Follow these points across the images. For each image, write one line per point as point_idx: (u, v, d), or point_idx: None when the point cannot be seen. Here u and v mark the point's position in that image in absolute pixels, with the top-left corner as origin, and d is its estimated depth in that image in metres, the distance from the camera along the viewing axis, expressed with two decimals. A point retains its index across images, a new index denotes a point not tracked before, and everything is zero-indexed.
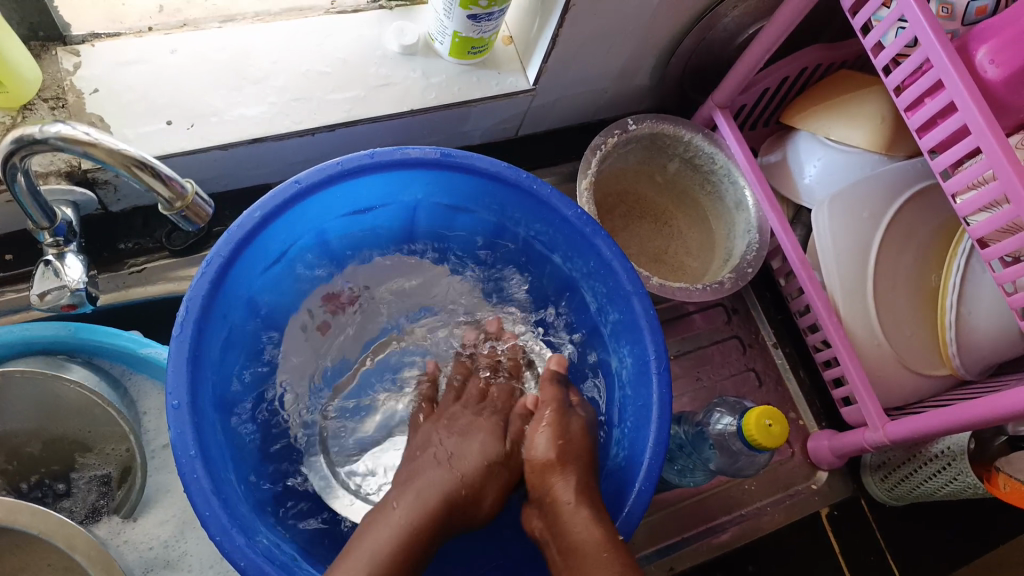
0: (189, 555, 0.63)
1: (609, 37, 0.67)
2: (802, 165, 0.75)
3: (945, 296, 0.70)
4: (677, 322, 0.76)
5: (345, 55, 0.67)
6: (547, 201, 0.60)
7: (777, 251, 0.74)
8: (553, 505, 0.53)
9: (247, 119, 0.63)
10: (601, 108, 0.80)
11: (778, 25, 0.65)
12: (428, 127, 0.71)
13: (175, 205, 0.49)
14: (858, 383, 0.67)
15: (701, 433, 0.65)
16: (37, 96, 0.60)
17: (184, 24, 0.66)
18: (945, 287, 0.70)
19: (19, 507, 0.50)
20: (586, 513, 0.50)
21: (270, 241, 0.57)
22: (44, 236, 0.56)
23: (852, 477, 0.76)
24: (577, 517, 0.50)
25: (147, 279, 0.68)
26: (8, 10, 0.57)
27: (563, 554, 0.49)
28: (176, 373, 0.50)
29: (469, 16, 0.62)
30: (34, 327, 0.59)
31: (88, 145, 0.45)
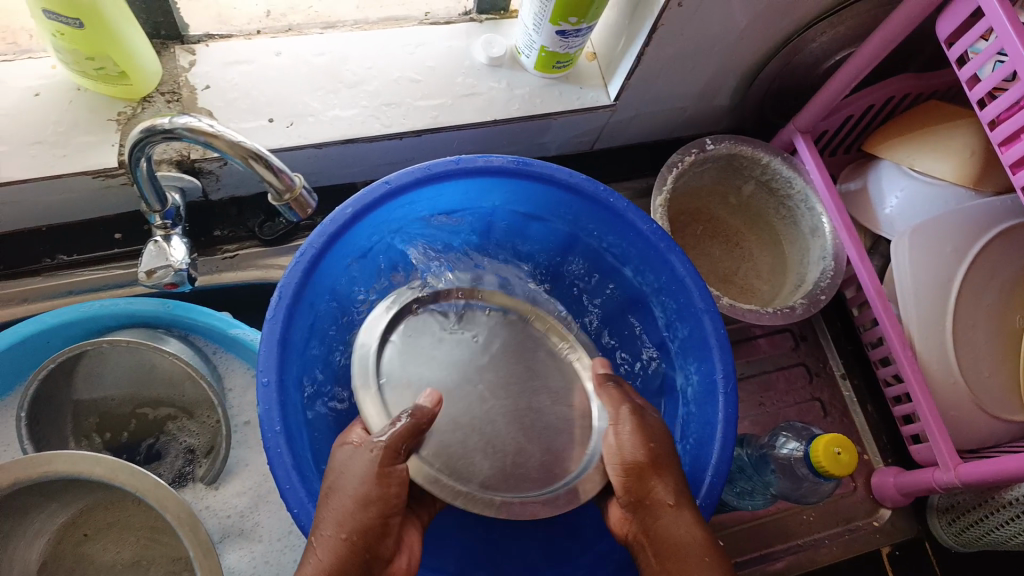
0: (260, 526, 0.67)
1: (693, 57, 0.68)
2: (883, 195, 0.74)
3: None
4: (742, 345, 0.76)
5: (435, 64, 0.70)
6: (622, 215, 0.62)
7: (852, 280, 0.73)
8: (650, 510, 0.50)
9: (341, 120, 0.67)
10: (679, 127, 0.81)
11: (869, 52, 0.64)
12: (508, 137, 0.74)
13: (283, 197, 0.53)
14: (930, 421, 0.65)
15: (764, 457, 0.65)
16: (155, 90, 0.65)
17: (289, 29, 0.70)
18: None
19: (119, 466, 0.53)
20: (688, 515, 0.49)
21: (358, 237, 0.61)
22: (154, 218, 0.61)
23: (917, 518, 0.74)
24: (680, 518, 0.49)
25: (236, 264, 0.72)
26: (137, 10, 0.62)
27: (660, 559, 0.48)
28: (267, 354, 0.53)
29: (557, 31, 0.64)
30: (138, 302, 0.65)
31: (211, 136, 0.49)
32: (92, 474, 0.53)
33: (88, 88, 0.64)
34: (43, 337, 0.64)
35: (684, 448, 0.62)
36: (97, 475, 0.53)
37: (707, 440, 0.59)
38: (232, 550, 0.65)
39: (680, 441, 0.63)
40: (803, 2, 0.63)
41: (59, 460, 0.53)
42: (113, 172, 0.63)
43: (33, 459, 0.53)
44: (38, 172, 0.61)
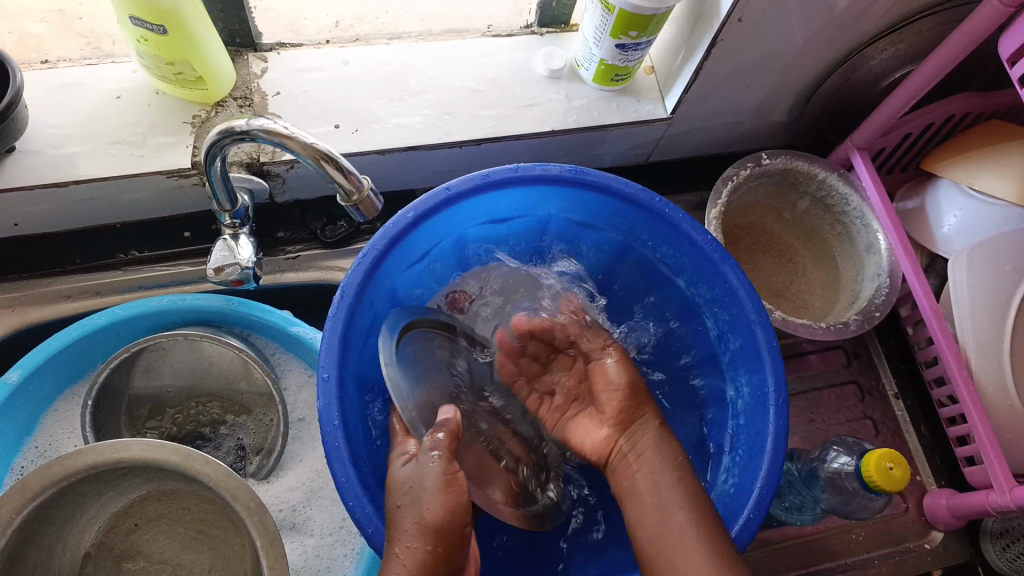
0: (313, 521, 0.68)
1: (750, 72, 0.68)
2: (941, 215, 0.73)
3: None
4: (794, 360, 0.76)
5: (496, 75, 0.72)
6: (677, 225, 0.62)
7: (907, 298, 0.73)
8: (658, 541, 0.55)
9: (404, 128, 0.69)
10: (733, 142, 0.82)
11: (929, 70, 0.64)
12: (565, 148, 0.75)
13: (352, 198, 0.53)
14: (985, 443, 0.64)
15: (814, 471, 0.65)
16: (228, 95, 0.68)
17: (356, 39, 0.73)
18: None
19: (193, 455, 0.56)
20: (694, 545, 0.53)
21: (417, 240, 0.62)
22: (225, 218, 0.63)
23: (970, 542, 0.72)
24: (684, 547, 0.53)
25: (299, 265, 0.74)
26: (216, 18, 0.65)
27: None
28: (329, 350, 0.54)
29: (617, 45, 0.65)
30: (202, 299, 0.67)
31: (285, 137, 0.51)
32: (166, 462, 0.55)
33: (166, 92, 0.67)
34: (111, 330, 0.67)
35: (733, 460, 0.61)
36: (171, 463, 0.55)
37: (756, 453, 0.58)
38: (287, 543, 0.67)
39: (730, 452, 0.62)
40: (863, 19, 0.63)
41: (135, 448, 0.56)
42: (185, 173, 0.66)
43: (109, 445, 0.55)
44: (117, 171, 0.64)
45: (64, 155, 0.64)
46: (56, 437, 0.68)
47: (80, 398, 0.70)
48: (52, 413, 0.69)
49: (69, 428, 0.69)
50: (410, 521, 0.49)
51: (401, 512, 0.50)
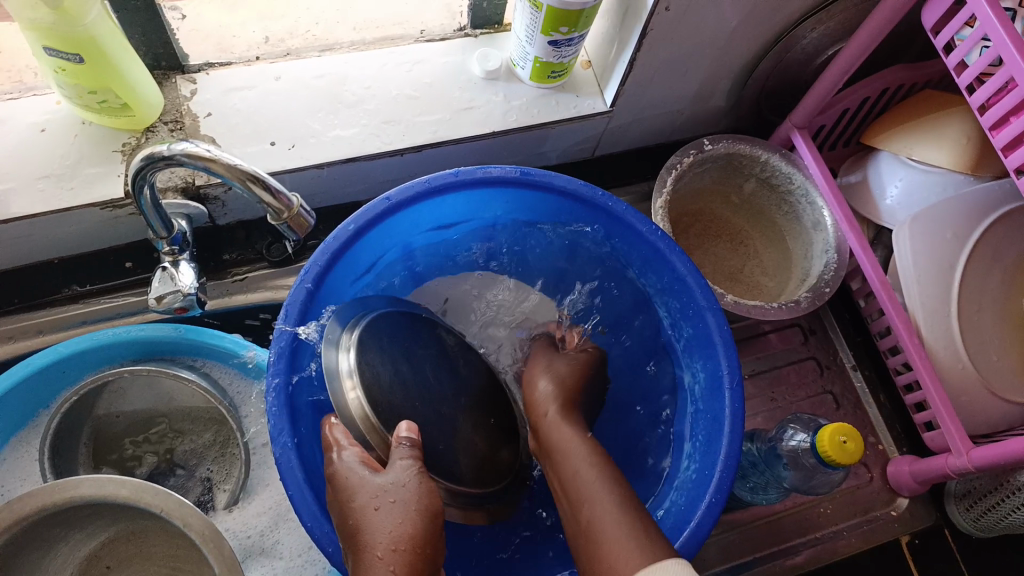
0: (281, 544, 0.67)
1: (684, 60, 0.68)
2: (883, 187, 0.74)
3: (987, 303, 0.69)
4: (751, 342, 0.77)
5: (432, 80, 0.71)
6: (621, 218, 0.61)
7: (856, 271, 0.74)
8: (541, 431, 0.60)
9: (342, 140, 0.68)
10: (678, 128, 0.82)
11: (856, 46, 0.65)
12: (509, 148, 0.75)
13: (282, 216, 0.51)
14: (939, 406, 0.65)
15: (774, 450, 0.64)
16: (159, 120, 0.66)
17: (288, 53, 0.71)
18: (985, 294, 0.69)
19: (144, 487, 0.54)
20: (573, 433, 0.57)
21: (360, 253, 0.60)
22: (162, 245, 0.61)
23: (935, 504, 0.74)
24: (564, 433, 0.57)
25: (247, 287, 0.74)
26: (138, 43, 0.63)
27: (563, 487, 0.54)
28: (275, 373, 0.53)
29: (549, 41, 0.65)
30: (149, 327, 0.66)
31: (209, 160, 0.49)
32: (118, 497, 0.54)
33: (92, 121, 0.65)
34: (59, 368, 0.66)
35: (693, 447, 0.60)
36: (123, 498, 0.54)
37: (716, 436, 0.57)
38: (255, 570, 0.65)
39: (690, 440, 0.62)
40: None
41: (84, 485, 0.54)
42: (119, 203, 0.64)
43: (57, 486, 0.54)
44: (46, 206, 0.63)
45: None
46: (7, 485, 0.66)
47: (30, 445, 0.68)
48: (2, 463, 0.66)
49: (21, 475, 0.66)
50: (392, 519, 0.48)
51: (377, 515, 0.48)
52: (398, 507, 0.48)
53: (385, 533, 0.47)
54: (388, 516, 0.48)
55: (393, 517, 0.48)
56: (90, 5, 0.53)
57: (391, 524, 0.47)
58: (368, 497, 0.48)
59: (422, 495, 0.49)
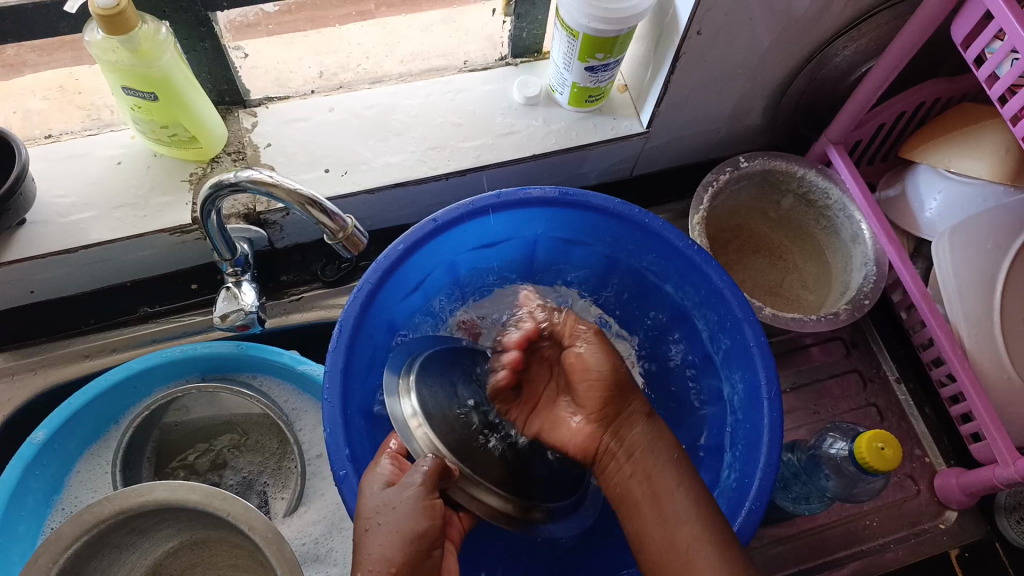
0: (335, 551, 0.69)
1: (717, 82, 0.71)
2: (922, 200, 0.75)
3: None
4: (793, 354, 0.78)
5: (475, 108, 0.75)
6: (658, 234, 0.63)
7: (897, 284, 0.74)
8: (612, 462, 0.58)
9: (391, 166, 0.72)
10: (714, 147, 0.84)
11: (888, 62, 0.67)
12: (549, 170, 0.78)
13: (336, 237, 0.55)
14: (985, 418, 0.65)
15: (814, 459, 0.64)
16: (223, 151, 0.71)
17: (340, 86, 0.76)
18: None
19: (211, 494, 0.58)
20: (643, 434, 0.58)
21: (410, 272, 0.64)
22: (226, 266, 0.65)
23: (985, 518, 0.73)
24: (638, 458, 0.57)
25: (302, 306, 0.78)
26: (205, 81, 0.68)
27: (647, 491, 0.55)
28: (331, 384, 0.56)
29: (587, 67, 0.68)
30: (213, 345, 0.71)
31: (271, 186, 0.53)
32: (189, 501, 0.58)
33: (163, 153, 0.71)
34: (130, 384, 0.71)
35: (733, 456, 0.61)
36: (193, 502, 0.58)
37: (755, 446, 0.58)
38: None
39: (730, 450, 0.62)
40: (821, 19, 0.66)
41: (157, 490, 0.58)
42: (187, 229, 0.69)
43: (133, 490, 0.58)
44: (122, 233, 0.68)
45: (71, 222, 0.68)
46: (81, 496, 0.70)
47: (101, 458, 0.72)
48: (76, 474, 0.71)
49: (94, 486, 0.71)
50: (382, 541, 0.48)
51: (369, 536, 0.49)
52: (391, 524, 0.49)
53: (375, 553, 0.48)
54: (378, 537, 0.48)
55: (382, 540, 0.48)
56: (164, 48, 0.58)
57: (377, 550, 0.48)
58: (369, 514, 0.50)
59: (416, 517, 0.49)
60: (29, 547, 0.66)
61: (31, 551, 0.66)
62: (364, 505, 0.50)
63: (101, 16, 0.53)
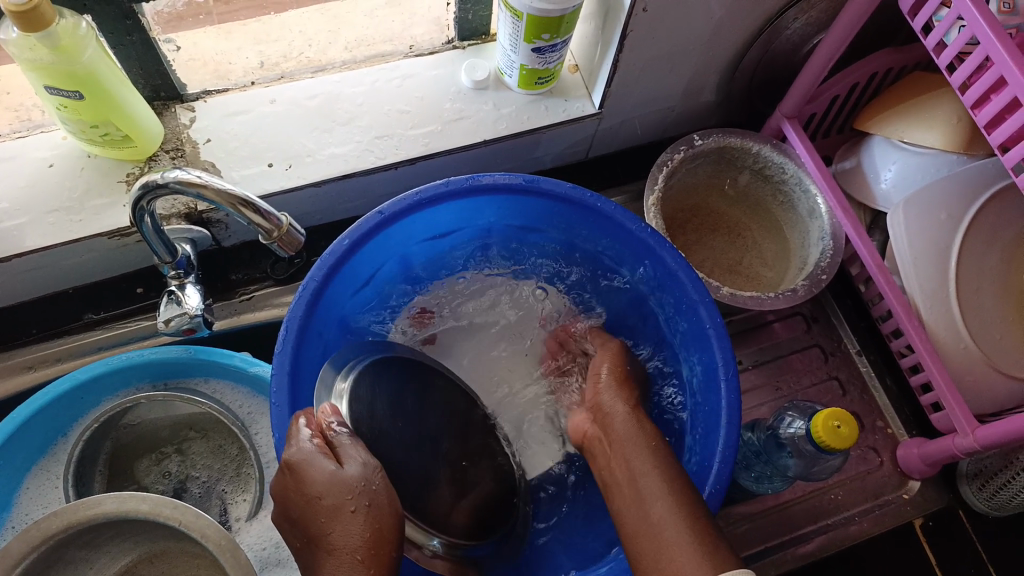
0: (297, 554, 0.68)
1: (667, 59, 0.69)
2: (877, 170, 0.74)
3: (990, 283, 0.69)
4: (755, 332, 0.78)
5: (423, 94, 0.73)
6: (610, 217, 0.62)
7: (854, 257, 0.74)
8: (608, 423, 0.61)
9: (337, 157, 0.70)
10: (669, 126, 0.83)
11: (838, 33, 0.66)
12: (502, 155, 0.76)
13: (272, 236, 0.53)
14: (943, 389, 0.65)
15: (773, 438, 0.64)
16: (160, 149, 0.68)
17: (282, 77, 0.74)
18: (986, 272, 0.69)
19: (162, 502, 0.57)
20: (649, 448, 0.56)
21: (358, 266, 0.62)
22: (168, 270, 0.63)
23: (948, 486, 0.73)
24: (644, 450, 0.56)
25: (255, 305, 0.76)
26: (136, 76, 0.65)
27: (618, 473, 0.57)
28: (279, 387, 0.55)
29: (534, 48, 0.66)
30: (160, 350, 0.68)
31: (201, 186, 0.51)
32: (138, 511, 0.56)
33: (97, 154, 0.68)
34: (76, 394, 0.68)
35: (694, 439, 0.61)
36: (142, 512, 0.56)
37: (713, 428, 0.58)
38: None
39: (691, 432, 0.63)
40: None
41: (106, 502, 0.56)
42: (127, 231, 0.66)
43: (81, 503, 0.56)
44: (58, 238, 0.65)
45: (4, 230, 0.65)
46: (31, 513, 0.67)
47: (51, 472, 0.69)
48: (25, 491, 0.68)
49: (45, 501, 0.68)
50: (365, 522, 0.47)
51: (350, 518, 0.47)
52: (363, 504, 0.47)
53: (352, 537, 0.46)
54: (357, 521, 0.47)
55: (355, 521, 0.47)
56: (87, 42, 0.56)
57: (351, 535, 0.46)
58: (336, 501, 0.47)
59: (387, 496, 0.48)
60: None
61: None
62: (325, 486, 0.47)
63: (14, 13, 0.50)
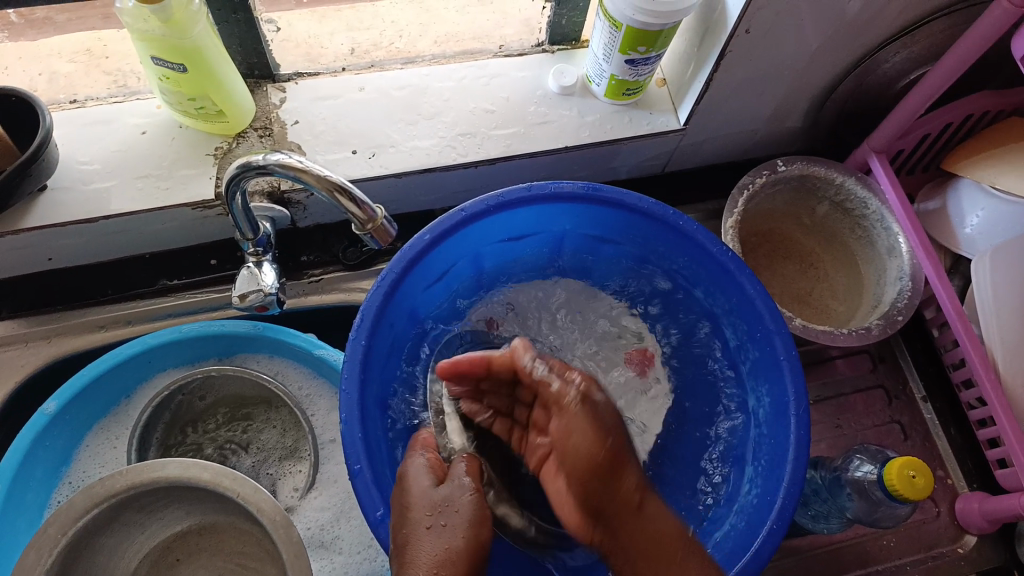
0: (340, 539, 0.69)
1: (759, 82, 0.68)
2: (963, 215, 0.73)
3: None
4: (818, 366, 0.76)
5: (509, 95, 0.73)
6: (692, 238, 0.61)
7: (931, 300, 0.72)
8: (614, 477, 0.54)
9: (420, 150, 0.70)
10: (750, 149, 0.82)
11: (940, 73, 0.64)
12: (580, 163, 0.76)
13: (365, 226, 0.53)
14: (1015, 446, 0.63)
15: (838, 479, 0.63)
16: (249, 126, 0.69)
17: (372, 65, 0.74)
18: None
19: (224, 472, 0.57)
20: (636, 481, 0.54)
21: (436, 260, 0.62)
22: (247, 246, 0.64)
23: (1005, 546, 0.71)
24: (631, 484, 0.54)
25: (322, 287, 0.77)
26: (234, 53, 0.67)
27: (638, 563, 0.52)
28: (351, 374, 0.55)
29: (627, 60, 0.65)
30: (230, 323, 0.70)
31: (300, 171, 0.51)
32: (200, 479, 0.57)
33: (189, 125, 0.69)
34: (144, 358, 0.70)
35: (756, 471, 0.60)
36: (204, 481, 0.57)
37: (779, 463, 0.57)
38: (317, 560, 0.68)
39: (752, 463, 0.61)
40: (874, 23, 0.63)
41: (169, 467, 0.57)
42: (209, 204, 0.68)
43: (145, 465, 0.56)
44: (143, 204, 0.66)
45: (94, 191, 0.67)
46: (87, 471, 0.69)
47: (110, 432, 0.71)
48: (84, 448, 0.70)
49: (102, 461, 0.70)
50: (442, 539, 0.49)
51: (427, 533, 0.49)
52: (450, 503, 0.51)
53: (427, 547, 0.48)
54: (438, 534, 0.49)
55: (433, 539, 0.49)
56: (197, 18, 0.57)
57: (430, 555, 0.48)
58: (421, 516, 0.50)
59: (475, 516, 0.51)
60: (35, 520, 0.65)
61: (38, 524, 0.65)
62: (412, 486, 0.52)
63: None
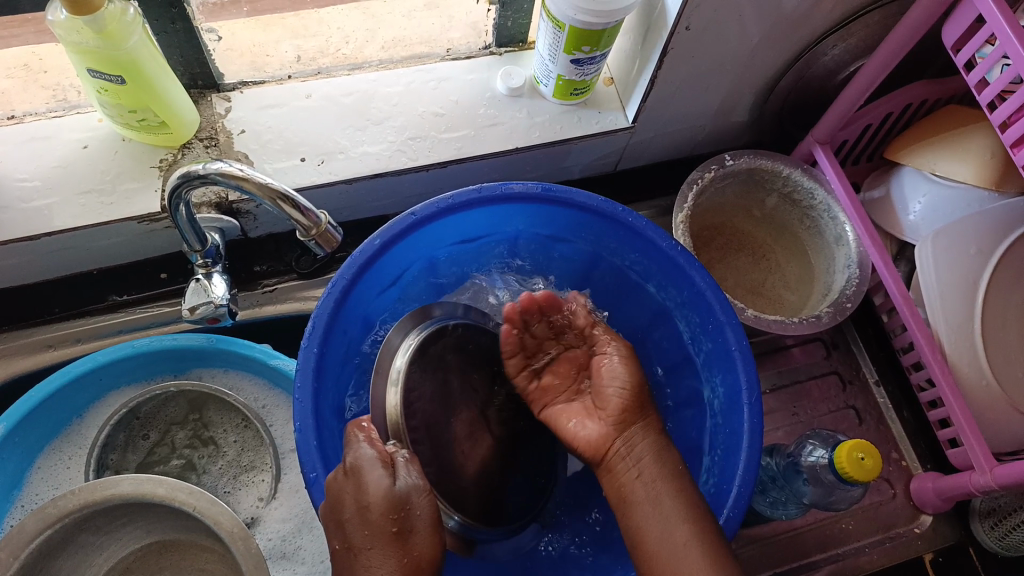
0: (302, 549, 0.68)
1: (704, 79, 0.70)
2: (906, 201, 0.74)
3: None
4: (774, 355, 0.78)
5: (457, 98, 0.73)
6: (641, 233, 0.62)
7: (879, 287, 0.74)
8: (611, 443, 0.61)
9: (370, 156, 0.70)
10: (700, 145, 0.83)
11: (876, 64, 0.66)
12: (531, 164, 0.76)
13: (308, 233, 0.53)
14: (964, 425, 0.64)
15: (793, 465, 0.64)
16: (194, 137, 0.69)
17: (318, 72, 0.73)
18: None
19: (177, 486, 0.56)
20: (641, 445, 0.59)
21: (387, 266, 0.62)
22: (196, 257, 0.63)
23: (960, 523, 0.73)
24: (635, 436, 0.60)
25: (276, 298, 0.76)
26: (177, 64, 0.66)
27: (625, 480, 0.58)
28: (303, 383, 0.55)
29: (572, 60, 0.66)
30: (183, 338, 0.69)
31: (241, 179, 0.51)
32: (153, 495, 0.55)
33: (132, 138, 0.68)
34: (95, 376, 0.69)
35: (712, 460, 0.61)
36: (157, 496, 0.55)
37: (733, 452, 0.58)
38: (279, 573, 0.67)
39: (709, 453, 0.62)
40: (811, 18, 0.65)
41: (121, 484, 0.55)
42: (155, 217, 0.67)
43: (97, 483, 0.55)
44: (87, 220, 0.65)
45: (35, 208, 0.65)
46: (41, 494, 0.68)
47: (63, 454, 0.69)
48: (36, 471, 0.68)
49: (55, 484, 0.68)
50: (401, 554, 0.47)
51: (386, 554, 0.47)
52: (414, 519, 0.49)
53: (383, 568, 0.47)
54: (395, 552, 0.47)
55: (381, 552, 0.47)
56: (133, 29, 0.56)
57: (379, 570, 0.47)
58: (374, 528, 0.48)
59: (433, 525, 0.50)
60: None
61: None
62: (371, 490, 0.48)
63: None
